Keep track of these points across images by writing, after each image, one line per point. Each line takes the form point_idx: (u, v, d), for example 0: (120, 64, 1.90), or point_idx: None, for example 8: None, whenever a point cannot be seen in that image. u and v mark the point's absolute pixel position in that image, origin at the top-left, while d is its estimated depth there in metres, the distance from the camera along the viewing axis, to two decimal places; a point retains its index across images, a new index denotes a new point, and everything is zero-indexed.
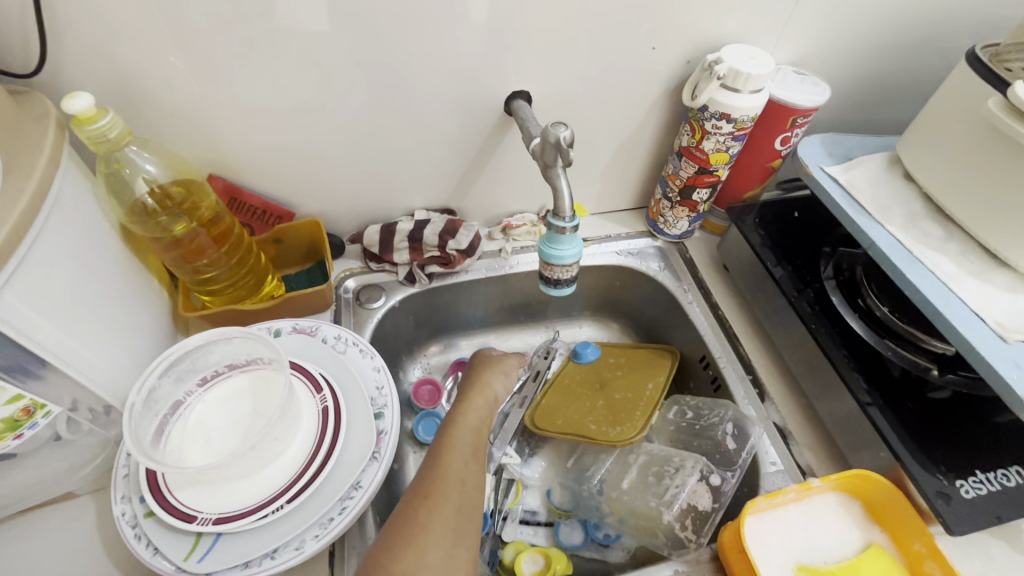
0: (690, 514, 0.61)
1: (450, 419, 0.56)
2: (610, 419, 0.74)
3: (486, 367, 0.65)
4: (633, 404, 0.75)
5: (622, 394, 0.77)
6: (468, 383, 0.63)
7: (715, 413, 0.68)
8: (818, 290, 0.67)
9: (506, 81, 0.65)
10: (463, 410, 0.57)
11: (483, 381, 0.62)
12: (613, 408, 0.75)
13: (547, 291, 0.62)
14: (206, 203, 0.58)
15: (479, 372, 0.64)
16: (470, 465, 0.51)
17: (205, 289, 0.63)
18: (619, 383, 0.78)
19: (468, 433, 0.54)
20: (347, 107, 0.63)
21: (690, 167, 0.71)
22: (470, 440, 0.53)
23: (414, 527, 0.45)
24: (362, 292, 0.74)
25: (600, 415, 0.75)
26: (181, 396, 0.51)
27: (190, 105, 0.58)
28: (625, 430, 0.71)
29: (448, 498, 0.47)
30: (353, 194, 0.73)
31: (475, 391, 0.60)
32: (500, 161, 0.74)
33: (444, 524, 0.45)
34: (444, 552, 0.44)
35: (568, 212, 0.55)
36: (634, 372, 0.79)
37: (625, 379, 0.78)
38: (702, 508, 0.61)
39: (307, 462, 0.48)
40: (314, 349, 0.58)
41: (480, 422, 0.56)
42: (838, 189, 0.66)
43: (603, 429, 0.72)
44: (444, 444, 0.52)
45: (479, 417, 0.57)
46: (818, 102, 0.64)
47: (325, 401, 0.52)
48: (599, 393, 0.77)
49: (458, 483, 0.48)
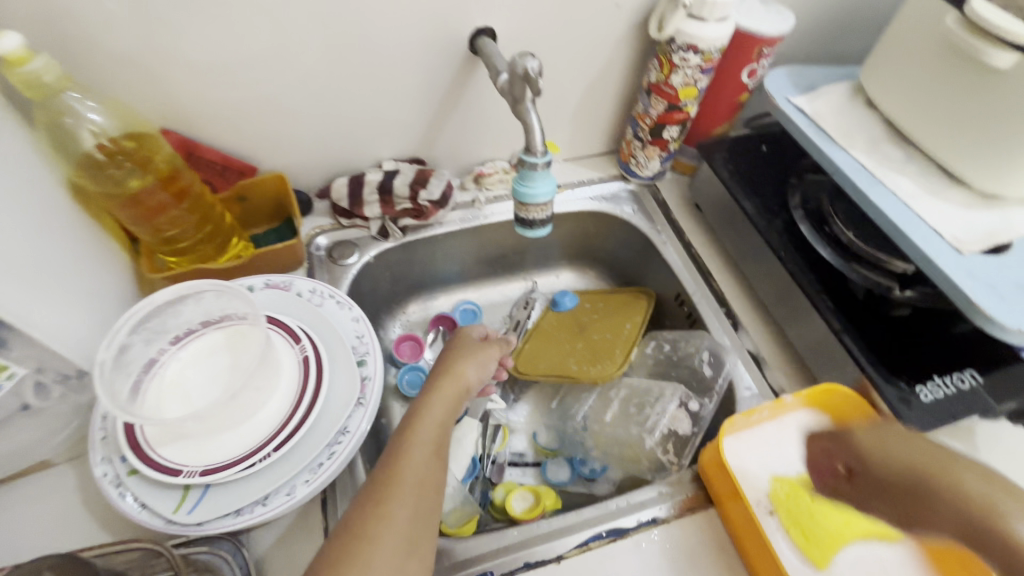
0: (670, 439, 0.65)
1: (413, 410, 0.51)
2: (591, 358, 0.76)
3: (459, 355, 0.58)
4: (613, 343, 0.77)
5: (601, 335, 0.78)
6: (436, 371, 0.56)
7: (690, 344, 0.72)
8: (786, 220, 0.68)
9: (470, 17, 0.63)
10: (427, 403, 0.51)
11: (455, 369, 0.56)
12: (593, 348, 0.77)
13: (524, 233, 0.61)
14: (160, 155, 0.56)
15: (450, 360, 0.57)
16: (431, 463, 0.46)
17: (170, 249, 0.60)
18: (598, 325, 0.80)
19: (431, 428, 0.49)
20: (304, 51, 0.60)
21: (659, 104, 0.70)
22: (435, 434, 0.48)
23: (359, 534, 0.41)
24: (334, 249, 0.73)
25: (580, 356, 0.77)
26: (154, 355, 0.50)
27: (132, 51, 0.54)
28: (605, 368, 0.74)
29: (404, 500, 0.43)
30: (318, 146, 0.70)
31: (446, 381, 0.54)
32: (469, 106, 0.72)
33: (398, 531, 0.41)
34: (394, 559, 0.40)
35: (539, 148, 0.54)
36: (612, 313, 0.80)
37: (605, 320, 0.80)
38: (682, 433, 0.65)
39: (292, 410, 0.48)
40: (290, 303, 0.57)
41: (446, 416, 0.51)
42: (804, 119, 0.67)
43: (585, 369, 0.74)
44: (403, 440, 0.47)
45: (446, 409, 0.51)
46: (783, 30, 0.64)
47: (304, 352, 0.52)
48: (579, 335, 0.79)
49: (416, 485, 0.44)
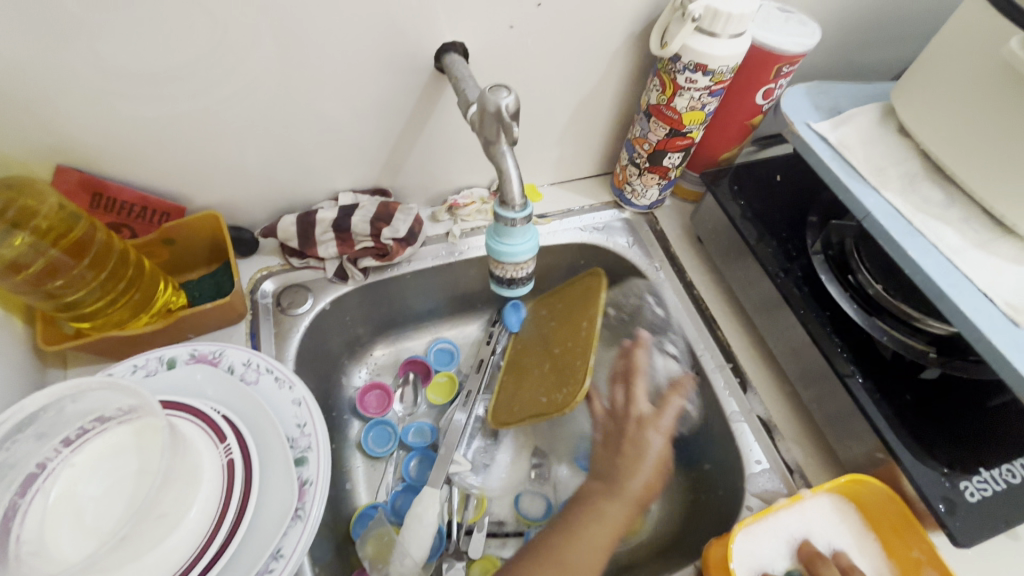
0: (670, 384, 0.66)
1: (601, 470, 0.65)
2: (556, 382, 0.65)
3: (643, 454, 0.64)
4: (575, 354, 0.65)
5: (563, 347, 0.68)
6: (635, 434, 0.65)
7: (633, 298, 0.73)
8: (804, 266, 0.60)
9: (437, 29, 0.52)
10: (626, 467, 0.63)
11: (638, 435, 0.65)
12: (559, 367, 0.66)
13: (501, 291, 0.52)
14: (46, 206, 0.46)
15: (639, 433, 0.65)
16: (605, 539, 0.59)
17: (70, 314, 0.50)
18: (559, 336, 0.69)
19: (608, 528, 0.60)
20: (235, 72, 0.49)
21: (660, 129, 0.61)
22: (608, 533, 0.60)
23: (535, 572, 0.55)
24: (284, 295, 0.63)
25: (549, 383, 0.66)
26: (39, 465, 0.40)
27: (7, 78, 0.43)
28: (572, 389, 0.61)
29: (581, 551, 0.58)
30: (260, 178, 0.59)
31: (632, 468, 0.63)
32: (440, 130, 0.62)
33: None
34: None
35: (518, 200, 0.45)
36: (571, 315, 0.70)
37: (563, 330, 0.70)
38: (675, 374, 0.66)
39: (209, 535, 0.39)
40: (217, 382, 0.47)
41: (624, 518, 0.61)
42: (828, 150, 0.57)
43: (553, 399, 0.63)
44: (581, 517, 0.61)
45: (619, 515, 0.61)
46: (807, 46, 0.54)
47: (230, 453, 0.42)
48: (545, 355, 0.69)
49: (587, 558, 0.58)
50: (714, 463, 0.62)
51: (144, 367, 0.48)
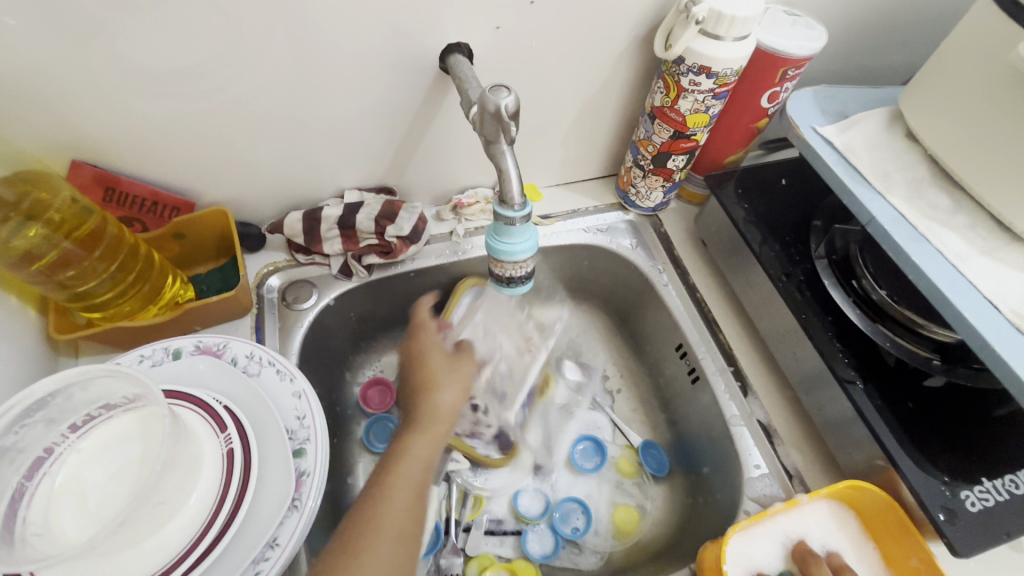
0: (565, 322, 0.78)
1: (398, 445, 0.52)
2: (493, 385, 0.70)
3: (430, 359, 0.61)
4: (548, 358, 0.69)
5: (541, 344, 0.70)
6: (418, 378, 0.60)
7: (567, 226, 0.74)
8: (807, 270, 0.59)
9: (442, 31, 0.53)
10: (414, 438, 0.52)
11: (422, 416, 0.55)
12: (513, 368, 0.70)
13: (500, 290, 0.53)
14: (58, 200, 0.47)
15: (427, 389, 0.58)
16: (416, 502, 0.47)
17: (82, 305, 0.51)
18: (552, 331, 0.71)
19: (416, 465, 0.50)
20: (244, 71, 0.51)
21: (664, 132, 0.61)
22: (420, 477, 0.49)
23: (346, 557, 0.43)
24: (290, 290, 0.64)
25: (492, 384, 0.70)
26: (47, 449, 0.41)
27: (27, 77, 0.45)
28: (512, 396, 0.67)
29: (383, 538, 0.44)
30: (268, 175, 0.61)
31: (428, 415, 0.55)
32: (445, 131, 0.63)
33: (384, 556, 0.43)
34: (390, 545, 0.44)
35: (517, 199, 0.45)
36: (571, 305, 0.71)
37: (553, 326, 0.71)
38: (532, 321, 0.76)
39: (208, 522, 0.40)
40: (220, 373, 0.48)
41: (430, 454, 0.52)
42: (834, 154, 0.57)
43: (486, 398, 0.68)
44: (387, 473, 0.49)
45: (422, 454, 0.51)
46: (812, 49, 0.54)
47: (230, 443, 0.43)
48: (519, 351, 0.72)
49: (401, 523, 0.46)
50: (713, 466, 0.62)
51: (151, 357, 0.49)
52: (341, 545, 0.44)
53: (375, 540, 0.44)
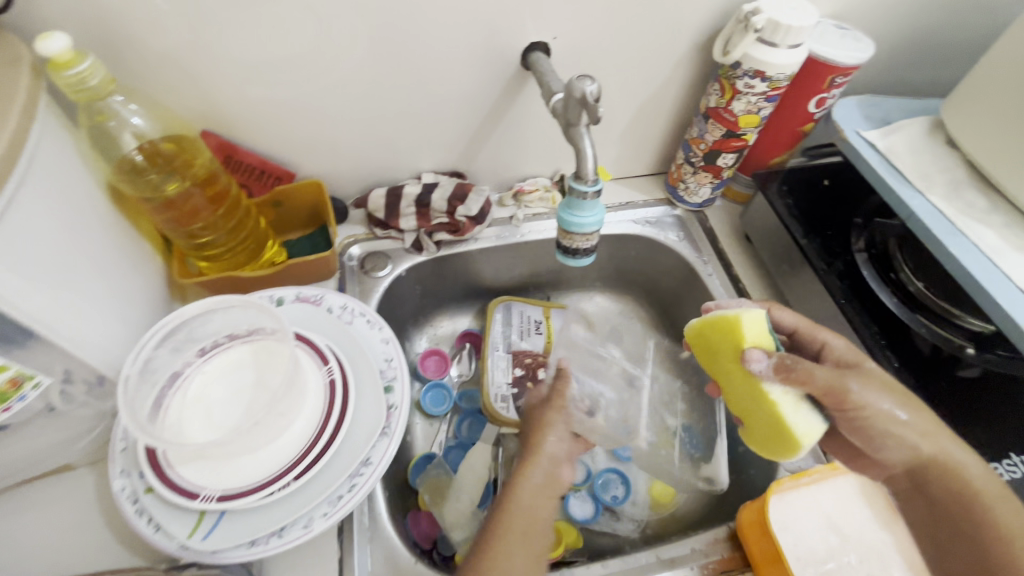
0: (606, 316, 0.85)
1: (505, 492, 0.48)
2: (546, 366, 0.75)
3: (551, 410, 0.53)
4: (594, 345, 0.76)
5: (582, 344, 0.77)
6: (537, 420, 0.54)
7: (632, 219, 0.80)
8: (847, 263, 0.64)
9: (524, 31, 0.60)
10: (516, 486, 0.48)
11: (539, 437, 0.51)
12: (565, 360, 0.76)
13: (565, 261, 0.58)
14: (200, 160, 0.54)
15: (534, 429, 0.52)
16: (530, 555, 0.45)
17: (201, 254, 0.59)
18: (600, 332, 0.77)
19: (523, 520, 0.46)
20: (353, 57, 0.58)
21: (716, 130, 0.66)
22: (528, 525, 0.46)
23: None
24: (367, 260, 0.71)
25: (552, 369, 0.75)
26: (179, 367, 0.48)
27: (177, 54, 0.53)
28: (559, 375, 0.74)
29: None
30: (357, 154, 0.68)
31: (535, 454, 0.50)
32: (516, 122, 0.69)
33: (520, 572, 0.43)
34: None
35: (590, 176, 0.51)
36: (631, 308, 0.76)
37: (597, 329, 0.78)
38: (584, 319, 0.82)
39: (313, 438, 0.46)
40: (320, 319, 0.55)
41: (541, 501, 0.48)
42: (876, 156, 0.62)
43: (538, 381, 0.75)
44: (495, 529, 0.46)
45: (533, 500, 0.47)
46: (861, 58, 0.59)
47: (331, 374, 0.50)
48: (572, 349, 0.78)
49: (525, 545, 0.45)
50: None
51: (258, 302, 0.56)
52: None
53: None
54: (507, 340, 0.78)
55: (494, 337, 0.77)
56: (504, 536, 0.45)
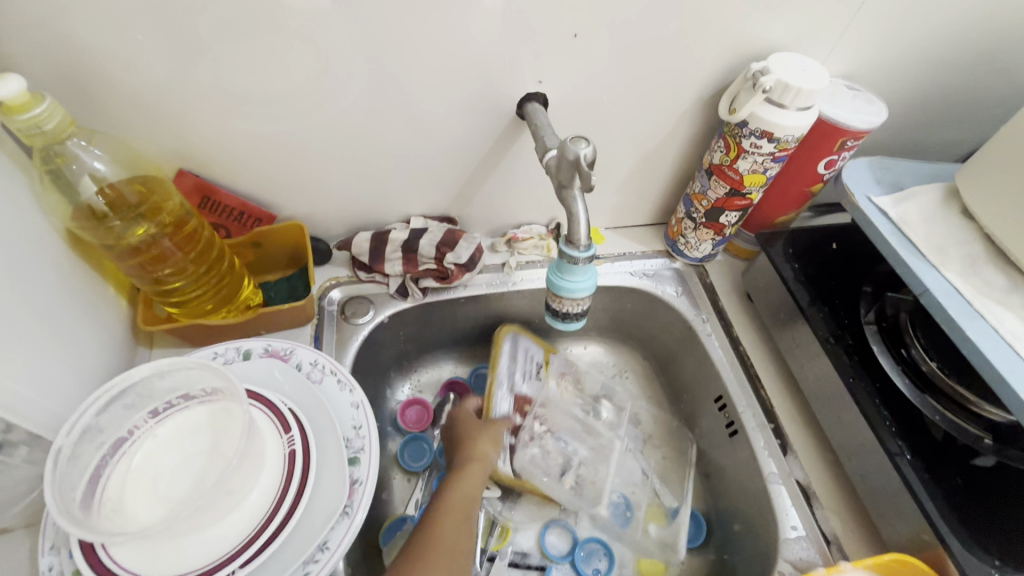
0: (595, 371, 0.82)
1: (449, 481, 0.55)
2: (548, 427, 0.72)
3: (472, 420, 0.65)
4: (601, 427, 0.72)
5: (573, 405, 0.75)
6: (459, 437, 0.62)
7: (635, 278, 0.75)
8: (855, 334, 0.60)
9: (522, 80, 0.57)
10: (456, 476, 0.55)
11: (472, 445, 0.60)
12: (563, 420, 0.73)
13: (554, 323, 0.54)
14: (170, 204, 0.51)
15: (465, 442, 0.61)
16: (464, 534, 0.49)
17: (167, 300, 0.56)
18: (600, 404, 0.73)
19: (460, 497, 0.53)
20: (341, 99, 0.55)
21: (720, 188, 0.63)
22: (466, 505, 0.52)
23: None
24: (349, 305, 0.68)
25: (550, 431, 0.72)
26: (127, 431, 0.44)
27: (154, 93, 0.50)
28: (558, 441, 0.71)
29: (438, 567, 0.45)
30: (343, 196, 0.65)
31: (469, 463, 0.58)
32: (511, 168, 0.67)
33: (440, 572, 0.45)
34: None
35: (583, 241, 0.47)
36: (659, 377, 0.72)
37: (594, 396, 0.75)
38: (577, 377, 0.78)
39: (267, 518, 0.42)
40: (288, 377, 0.51)
41: (474, 487, 0.55)
42: (888, 224, 0.59)
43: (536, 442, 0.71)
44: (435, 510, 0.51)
45: (472, 484, 0.55)
46: (873, 123, 0.56)
47: (292, 444, 0.45)
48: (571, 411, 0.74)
49: (449, 548, 0.47)
50: (745, 523, 0.62)
51: (223, 355, 0.53)
52: (402, 560, 0.45)
53: (439, 545, 0.47)
54: (511, 379, 0.73)
55: (500, 374, 0.72)
56: (442, 510, 0.50)
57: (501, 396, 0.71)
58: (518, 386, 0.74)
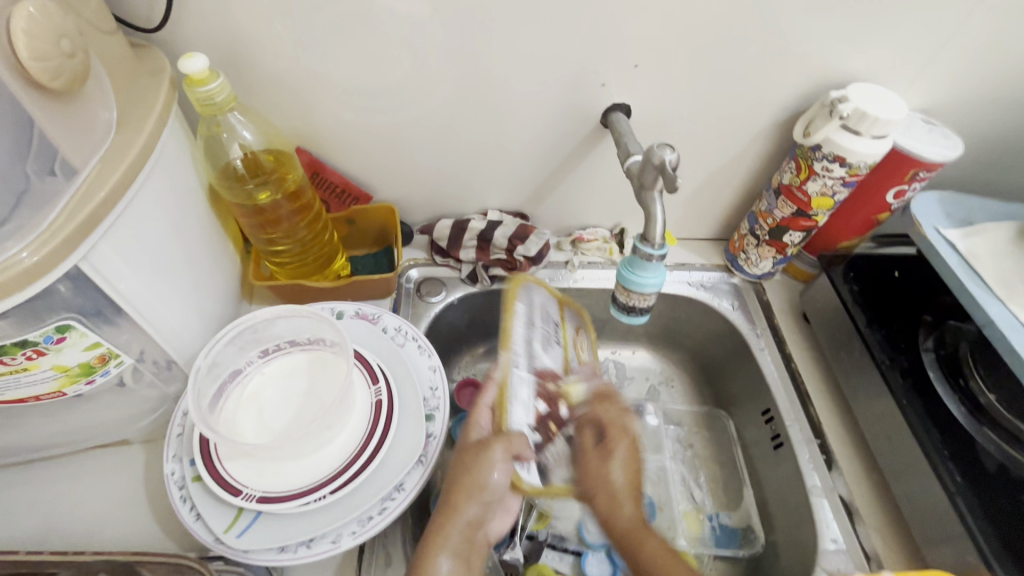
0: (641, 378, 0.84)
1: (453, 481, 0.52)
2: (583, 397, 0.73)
3: (479, 463, 0.53)
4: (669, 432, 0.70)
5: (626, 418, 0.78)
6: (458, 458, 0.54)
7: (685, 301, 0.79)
8: (912, 360, 0.61)
9: (608, 91, 0.62)
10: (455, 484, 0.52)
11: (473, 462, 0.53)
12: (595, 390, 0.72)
13: (619, 316, 0.58)
14: (292, 175, 0.58)
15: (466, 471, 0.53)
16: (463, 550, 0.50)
17: (275, 259, 0.63)
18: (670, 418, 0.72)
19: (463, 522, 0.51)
20: (438, 95, 0.61)
21: (786, 207, 0.66)
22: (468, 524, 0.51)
23: None
24: (423, 284, 0.74)
25: None
26: (242, 364, 0.51)
27: (290, 79, 0.58)
28: None
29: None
30: (430, 184, 0.72)
31: (465, 493, 0.52)
32: (585, 172, 0.71)
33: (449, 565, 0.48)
34: None
35: (658, 239, 0.51)
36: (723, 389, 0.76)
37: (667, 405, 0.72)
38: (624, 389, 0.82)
39: (356, 452, 0.47)
40: (375, 338, 0.58)
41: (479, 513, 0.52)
42: (955, 256, 0.60)
43: None
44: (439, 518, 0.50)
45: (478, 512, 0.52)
46: (947, 157, 0.58)
47: (378, 395, 0.51)
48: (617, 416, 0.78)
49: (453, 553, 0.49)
50: (782, 535, 0.63)
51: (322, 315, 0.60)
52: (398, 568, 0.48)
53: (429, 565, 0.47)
54: (530, 350, 0.59)
55: (513, 352, 0.57)
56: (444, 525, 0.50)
57: (519, 381, 0.57)
58: (539, 358, 0.60)
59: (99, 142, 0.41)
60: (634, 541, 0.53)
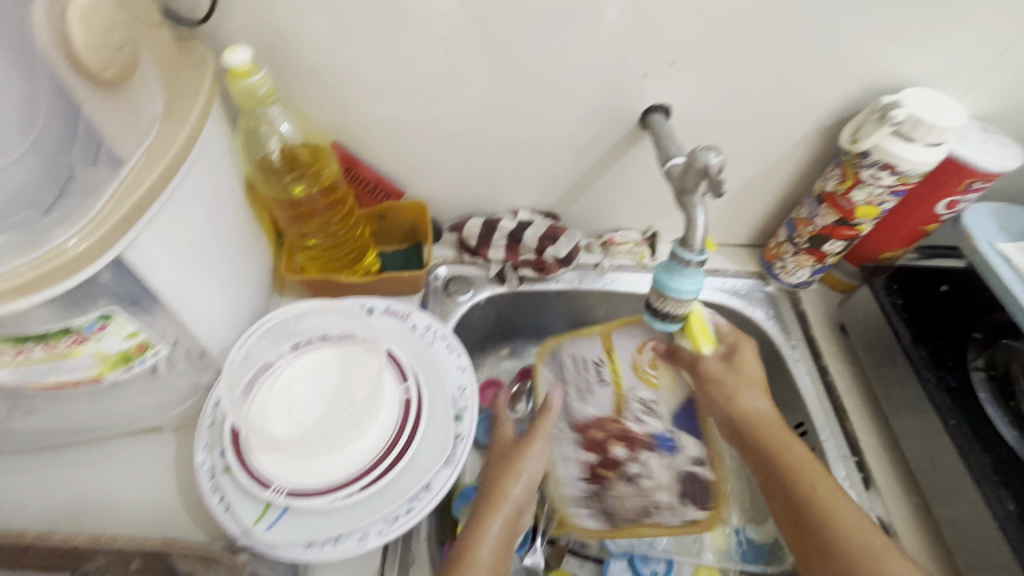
0: None
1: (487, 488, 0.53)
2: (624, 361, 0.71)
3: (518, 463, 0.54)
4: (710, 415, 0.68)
5: None
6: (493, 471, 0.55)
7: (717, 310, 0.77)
8: (961, 378, 0.59)
9: (648, 91, 0.61)
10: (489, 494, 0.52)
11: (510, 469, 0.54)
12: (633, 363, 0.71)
13: (653, 322, 0.57)
14: (328, 169, 0.59)
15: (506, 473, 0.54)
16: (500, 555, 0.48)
17: (307, 253, 0.63)
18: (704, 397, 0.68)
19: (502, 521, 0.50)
20: (474, 92, 0.61)
21: (829, 215, 0.64)
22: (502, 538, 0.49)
23: None
24: (451, 283, 0.74)
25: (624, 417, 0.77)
26: (274, 357, 0.52)
27: (328, 73, 0.58)
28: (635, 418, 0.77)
29: None
30: (461, 182, 0.71)
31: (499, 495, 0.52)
32: (619, 174, 0.70)
33: (500, 529, 0.49)
34: None
35: (697, 246, 0.50)
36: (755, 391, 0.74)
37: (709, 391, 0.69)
38: None
39: (385, 450, 0.47)
40: (404, 336, 0.57)
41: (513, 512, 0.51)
42: (1012, 272, 0.57)
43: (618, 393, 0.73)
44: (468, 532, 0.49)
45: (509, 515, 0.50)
46: (1005, 167, 0.56)
47: (407, 393, 0.50)
48: None
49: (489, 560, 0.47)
50: None
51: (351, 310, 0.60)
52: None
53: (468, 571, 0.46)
54: (567, 409, 0.72)
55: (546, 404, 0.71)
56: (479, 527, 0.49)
57: (563, 441, 0.69)
58: (576, 413, 0.71)
59: (145, 134, 0.42)
60: (806, 473, 0.52)
